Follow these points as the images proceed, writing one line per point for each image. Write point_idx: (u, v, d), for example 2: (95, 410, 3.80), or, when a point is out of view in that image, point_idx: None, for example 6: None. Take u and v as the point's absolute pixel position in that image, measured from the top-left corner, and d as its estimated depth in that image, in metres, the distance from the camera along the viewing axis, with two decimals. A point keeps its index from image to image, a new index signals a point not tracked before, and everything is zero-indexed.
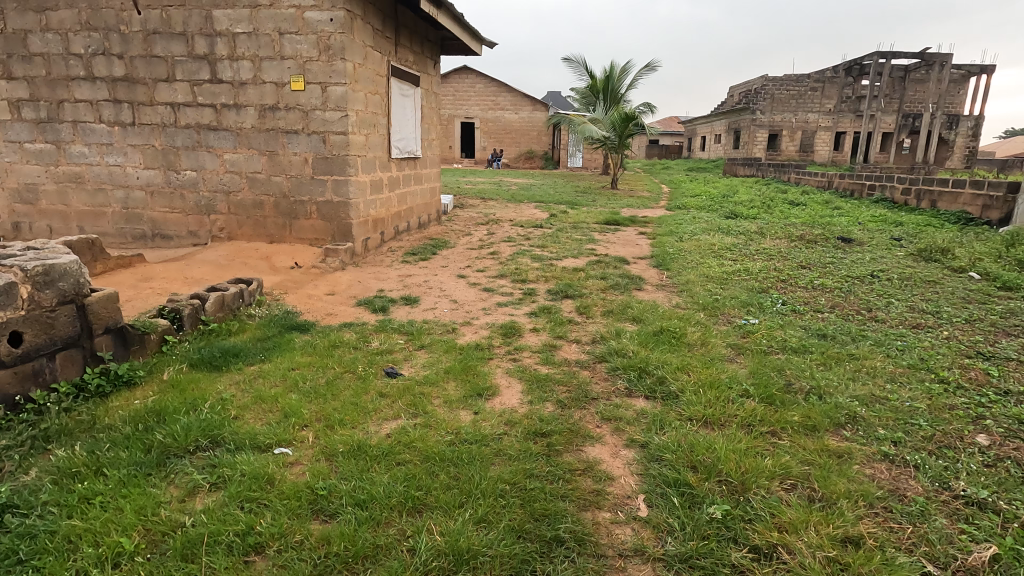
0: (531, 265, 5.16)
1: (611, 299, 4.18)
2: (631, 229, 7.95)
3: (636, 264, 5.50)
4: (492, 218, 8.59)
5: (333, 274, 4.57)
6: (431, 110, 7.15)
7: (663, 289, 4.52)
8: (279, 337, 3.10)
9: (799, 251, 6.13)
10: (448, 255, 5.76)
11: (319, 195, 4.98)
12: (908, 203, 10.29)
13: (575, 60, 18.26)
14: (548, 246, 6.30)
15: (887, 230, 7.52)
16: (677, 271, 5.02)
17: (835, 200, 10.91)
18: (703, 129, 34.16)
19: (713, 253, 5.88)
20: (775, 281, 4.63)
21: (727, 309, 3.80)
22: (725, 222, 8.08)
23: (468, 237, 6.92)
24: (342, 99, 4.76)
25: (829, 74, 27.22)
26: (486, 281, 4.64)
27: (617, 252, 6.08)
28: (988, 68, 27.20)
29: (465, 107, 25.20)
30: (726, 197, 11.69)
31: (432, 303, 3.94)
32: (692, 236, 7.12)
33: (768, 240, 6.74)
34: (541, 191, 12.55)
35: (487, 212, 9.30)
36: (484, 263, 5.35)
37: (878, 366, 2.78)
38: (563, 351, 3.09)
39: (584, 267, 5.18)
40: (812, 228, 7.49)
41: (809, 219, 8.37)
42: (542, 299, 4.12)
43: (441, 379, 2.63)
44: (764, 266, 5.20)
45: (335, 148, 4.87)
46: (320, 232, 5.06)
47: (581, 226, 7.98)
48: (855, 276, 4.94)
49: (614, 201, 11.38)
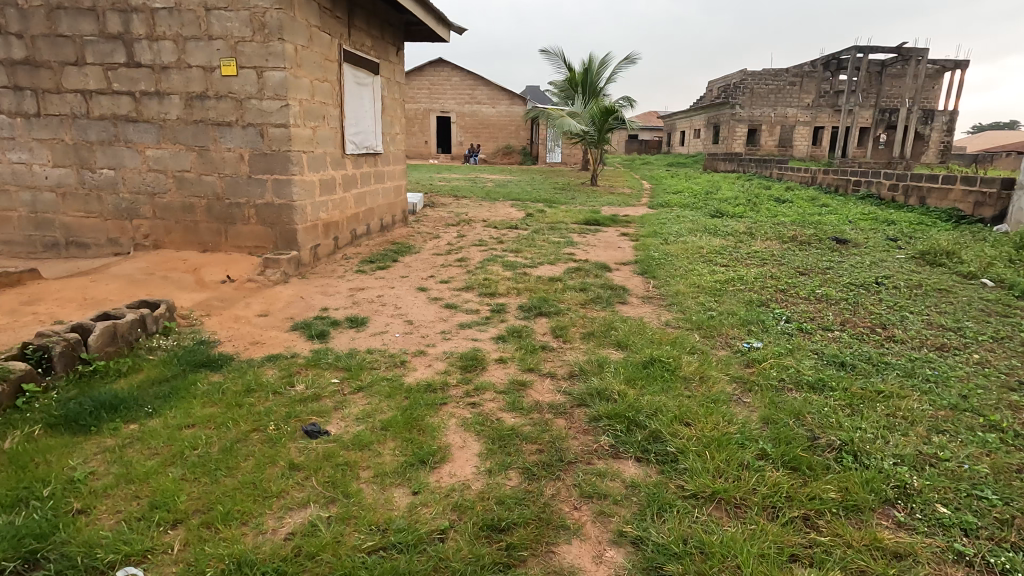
0: (503, 275, 4.61)
1: (592, 316, 3.64)
2: (612, 229, 7.44)
3: (619, 271, 4.98)
4: (464, 219, 8.00)
5: (271, 290, 3.94)
6: (394, 101, 6.52)
7: (649, 302, 4.01)
8: (181, 379, 2.49)
9: (793, 254, 5.68)
10: (410, 263, 5.17)
11: (257, 197, 4.34)
12: (896, 199, 9.97)
13: (553, 53, 17.72)
14: (523, 251, 5.76)
15: (881, 230, 7.13)
16: (664, 281, 4.52)
17: (821, 196, 10.56)
18: (682, 124, 33.93)
19: (701, 258, 5.40)
20: (774, 292, 4.15)
21: (725, 330, 3.30)
22: (711, 222, 7.62)
23: (436, 241, 6.33)
24: (281, 86, 4.13)
25: (807, 69, 27.12)
26: (450, 294, 4.07)
27: (599, 257, 5.57)
28: (962, 63, 27.38)
29: (441, 101, 24.48)
30: (710, 193, 11.27)
31: (383, 325, 3.35)
32: (677, 237, 6.64)
33: (758, 242, 6.28)
34: (518, 188, 11.99)
35: (459, 212, 8.71)
36: (450, 272, 4.78)
37: (915, 408, 2.29)
38: (534, 391, 2.54)
39: (561, 276, 4.65)
40: (803, 228, 7.07)
41: (798, 217, 7.96)
42: (513, 318, 3.58)
43: (375, 439, 2.05)
44: (759, 273, 4.73)
45: (275, 143, 4.24)
46: (260, 239, 4.42)
47: (560, 227, 7.44)
48: (859, 284, 4.50)
49: (594, 199, 10.88)
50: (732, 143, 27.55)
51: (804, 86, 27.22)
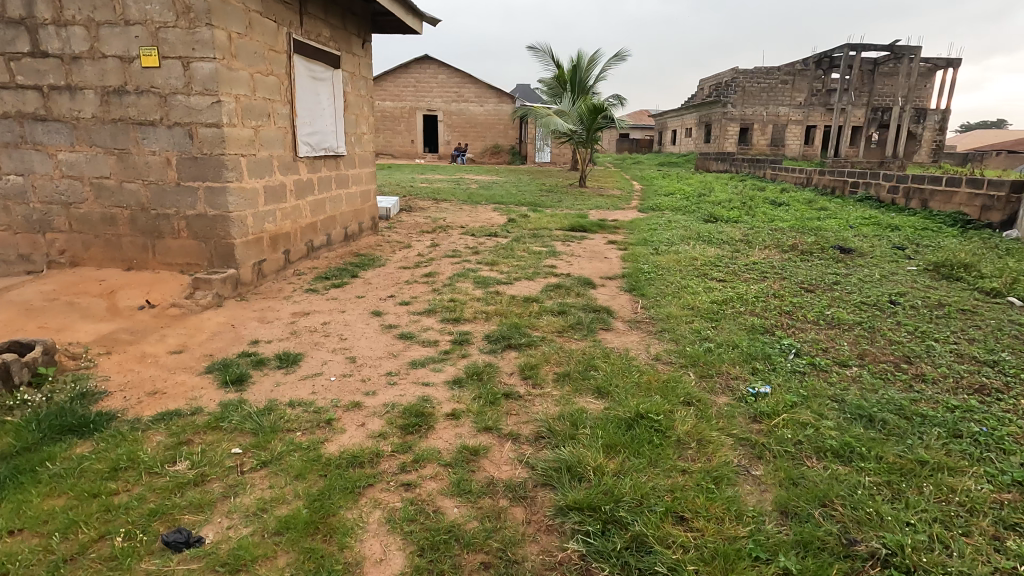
0: (473, 294, 4.08)
1: (570, 348, 3.12)
2: (600, 237, 6.93)
3: (605, 288, 4.47)
4: (441, 225, 7.46)
5: (197, 317, 3.38)
6: (360, 98, 5.97)
7: (636, 329, 3.50)
8: (32, 452, 1.93)
9: (794, 266, 5.20)
10: (371, 279, 4.62)
11: (187, 207, 3.78)
12: (896, 202, 9.55)
13: (541, 50, 17.22)
14: (500, 263, 5.23)
15: (886, 237, 6.68)
16: (654, 301, 4.02)
17: (818, 198, 10.13)
18: (673, 123, 33.55)
19: (695, 271, 4.91)
20: (778, 315, 3.65)
21: (725, 369, 2.79)
22: (705, 228, 7.13)
23: (405, 251, 5.79)
24: (211, 79, 3.57)
25: (799, 68, 26.81)
26: (409, 320, 3.53)
27: (583, 270, 5.06)
28: (954, 62, 27.17)
29: (427, 99, 23.89)
30: (703, 195, 10.80)
31: (319, 365, 2.81)
32: (669, 245, 6.15)
33: (758, 252, 5.80)
34: (503, 190, 11.46)
35: (437, 217, 8.17)
36: (414, 291, 4.23)
37: (971, 489, 1.79)
38: (489, 461, 2.01)
39: (539, 295, 4.12)
40: (803, 235, 6.61)
41: (796, 223, 7.51)
42: (477, 353, 3.04)
43: (261, 554, 1.51)
44: (761, 290, 4.23)
45: (207, 145, 3.67)
46: (192, 256, 3.86)
47: (543, 234, 6.93)
48: (872, 303, 4.01)
49: (582, 202, 10.37)
50: (724, 142, 27.16)
51: (797, 85, 26.90)
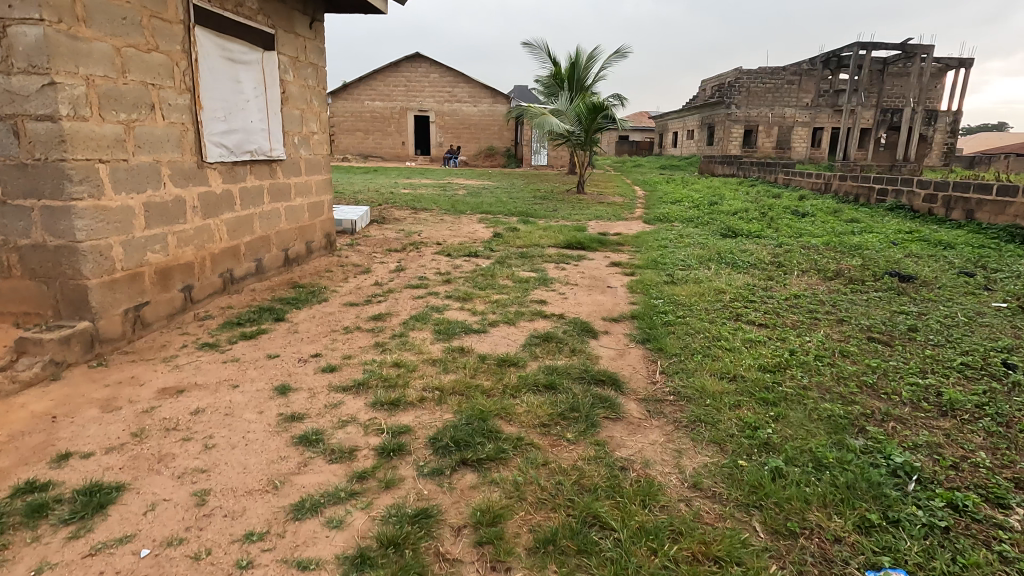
0: (429, 353, 2.97)
1: (559, 463, 2.00)
2: (600, 257, 5.83)
3: (609, 338, 3.38)
4: (414, 242, 6.36)
5: (2, 405, 2.26)
6: (307, 89, 4.86)
7: (658, 419, 2.39)
8: None
9: (848, 301, 4.11)
10: (300, 324, 3.49)
11: (20, 233, 2.69)
12: (933, 212, 8.49)
13: (537, 45, 16.15)
14: (476, 298, 4.11)
15: (943, 257, 5.58)
16: (677, 365, 2.91)
17: (844, 208, 9.05)
18: (674, 125, 32.52)
19: (724, 311, 3.81)
20: (860, 393, 2.54)
21: (815, 522, 1.68)
22: (725, 246, 6.04)
23: (362, 278, 4.68)
24: (38, 51, 2.46)
25: (806, 67, 25.79)
26: (325, 405, 2.41)
27: (581, 308, 3.95)
28: (967, 61, 26.15)
29: (418, 99, 22.83)
30: (714, 203, 9.73)
31: (140, 515, 1.68)
32: (685, 270, 5.05)
33: (797, 280, 4.70)
34: (492, 198, 10.37)
35: (413, 230, 7.07)
36: (350, 345, 3.11)
37: None
38: None
39: (520, 354, 3.01)
40: (843, 256, 5.53)
41: (830, 239, 6.44)
42: (411, 476, 1.92)
43: None
44: (822, 345, 3.13)
45: (39, 147, 2.57)
46: (31, 302, 2.75)
47: (533, 253, 5.83)
48: (979, 367, 2.90)
49: (580, 211, 9.29)
50: (727, 144, 26.11)
51: (804, 85, 25.87)
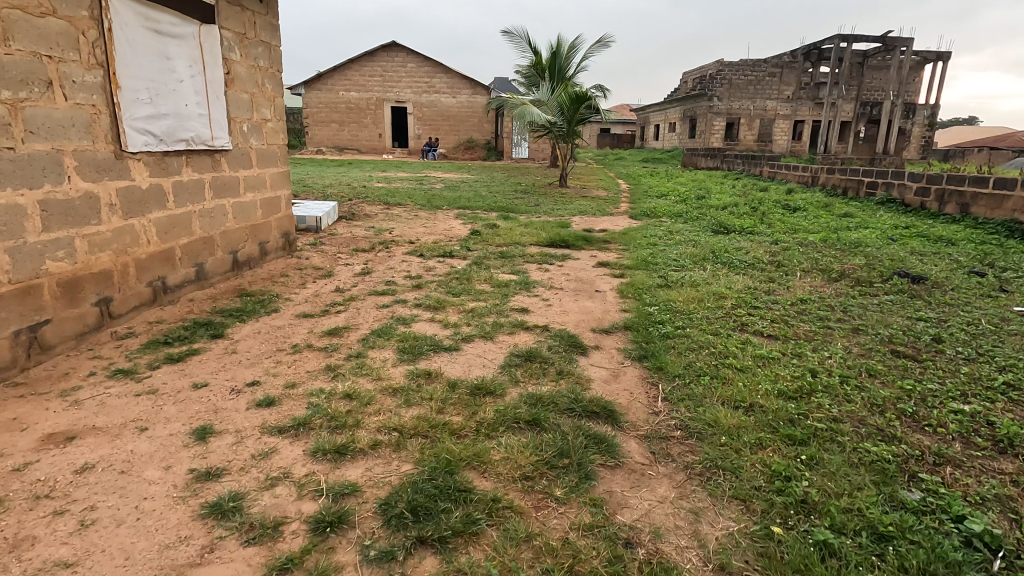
0: (390, 379, 2.50)
1: (547, 539, 1.55)
2: (586, 257, 5.39)
3: (600, 355, 2.94)
4: (384, 240, 5.85)
5: None
6: (256, 70, 4.31)
7: (666, 465, 1.96)
8: None
9: (860, 306, 3.74)
10: (241, 342, 2.98)
11: None
12: (926, 206, 8.24)
13: (516, 34, 15.64)
14: (449, 306, 3.64)
15: (947, 255, 5.27)
16: (682, 390, 2.49)
17: (835, 202, 8.76)
18: (656, 117, 32.27)
19: (727, 321, 3.40)
20: (901, 426, 2.15)
21: None
22: (719, 244, 5.65)
23: (321, 284, 4.17)
24: None
25: (787, 59, 25.67)
26: (252, 455, 1.92)
27: (567, 317, 3.51)
28: (944, 55, 26.30)
29: (395, 90, 22.15)
30: (702, 197, 9.39)
31: None
32: (679, 271, 4.65)
33: (800, 282, 4.33)
34: (471, 192, 9.87)
35: (384, 228, 6.55)
36: (296, 370, 2.62)
37: None
38: None
39: (498, 379, 2.55)
40: (845, 254, 5.18)
41: (826, 236, 6.10)
42: (353, 564, 1.45)
43: None
44: (845, 362, 2.73)
45: None
46: None
47: (514, 252, 5.37)
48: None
49: (563, 205, 8.85)
50: (709, 137, 25.91)
51: (785, 78, 25.76)
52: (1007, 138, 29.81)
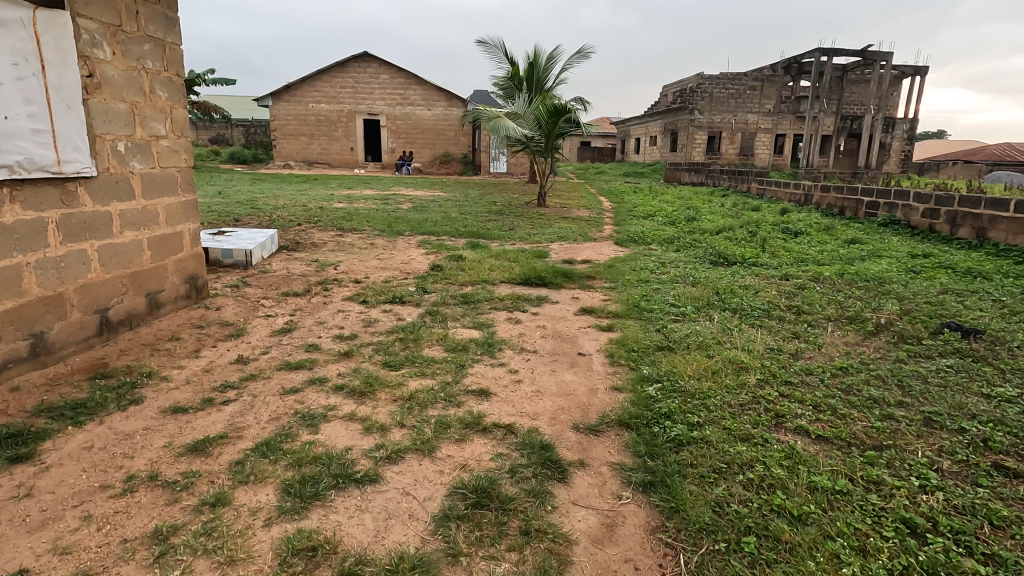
0: (248, 563, 1.54)
1: None
2: (567, 300, 4.50)
3: (587, 483, 2.01)
4: (326, 279, 4.88)
5: None
6: (139, 73, 3.35)
7: None
8: None
9: (920, 379, 2.89)
10: (52, 471, 1.99)
11: None
12: (936, 228, 7.57)
13: (491, 44, 14.88)
14: (382, 390, 2.69)
15: (988, 293, 4.51)
16: (716, 570, 1.58)
17: (837, 224, 8.07)
18: (637, 131, 31.87)
19: (757, 410, 2.52)
20: None
21: None
22: (721, 283, 4.81)
23: (222, 350, 3.19)
24: None
25: (768, 73, 25.42)
26: None
27: (541, 407, 2.59)
28: (922, 69, 26.33)
29: (368, 102, 21.26)
30: (692, 219, 8.63)
31: None
32: (681, 322, 3.78)
33: (832, 340, 3.48)
34: (440, 213, 8.97)
35: (330, 261, 5.58)
36: (106, 539, 1.64)
37: None
38: None
39: (426, 553, 1.61)
40: (872, 295, 4.38)
41: (841, 269, 5.33)
42: None
43: None
44: (947, 499, 1.85)
45: None
46: None
47: (481, 295, 4.46)
48: None
49: (541, 228, 7.98)
50: (691, 151, 25.46)
51: (765, 92, 25.52)
52: (981, 151, 30.00)
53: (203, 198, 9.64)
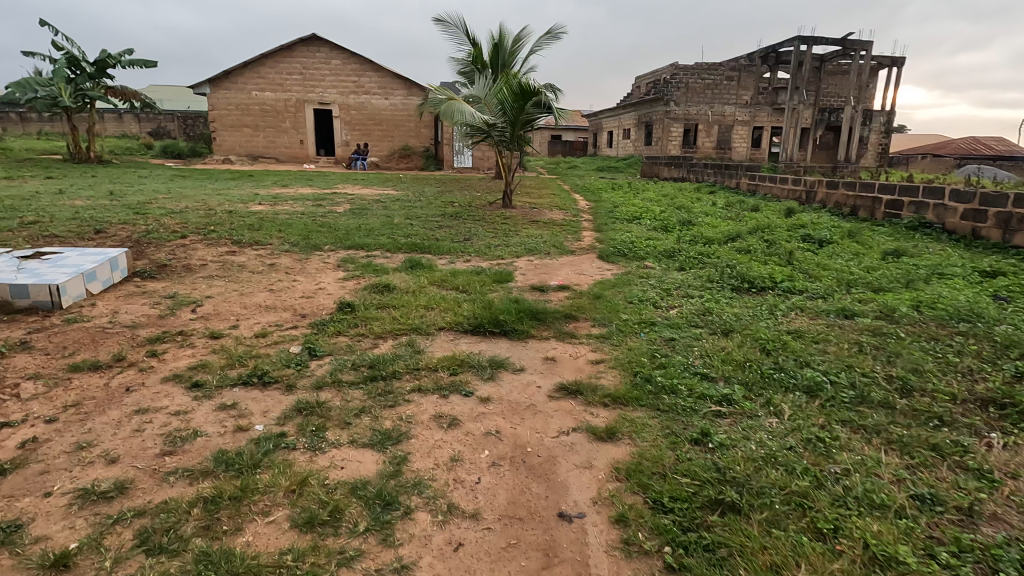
0: None
1: None
2: (536, 366, 2.88)
3: None
4: (166, 332, 3.16)
5: None
6: None
7: None
8: None
9: None
10: None
11: None
12: (984, 233, 6.23)
13: (449, 23, 13.18)
14: None
15: None
16: None
17: (862, 229, 6.70)
18: (610, 124, 30.51)
19: None
20: None
21: None
22: (763, 329, 3.26)
23: None
24: None
25: (745, 63, 24.29)
26: None
27: None
28: (899, 60, 25.59)
29: (317, 90, 19.27)
30: (687, 224, 7.15)
31: None
32: (731, 423, 2.22)
33: (1005, 461, 1.96)
34: (382, 217, 7.25)
35: (193, 296, 3.83)
36: None
37: None
38: None
39: None
40: (994, 352, 2.91)
41: (912, 298, 3.87)
42: None
43: None
44: None
45: None
46: None
47: (401, 361, 2.81)
48: None
49: (504, 237, 6.35)
50: (666, 144, 24.19)
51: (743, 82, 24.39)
52: (951, 143, 29.56)
53: (84, 199, 7.68)
